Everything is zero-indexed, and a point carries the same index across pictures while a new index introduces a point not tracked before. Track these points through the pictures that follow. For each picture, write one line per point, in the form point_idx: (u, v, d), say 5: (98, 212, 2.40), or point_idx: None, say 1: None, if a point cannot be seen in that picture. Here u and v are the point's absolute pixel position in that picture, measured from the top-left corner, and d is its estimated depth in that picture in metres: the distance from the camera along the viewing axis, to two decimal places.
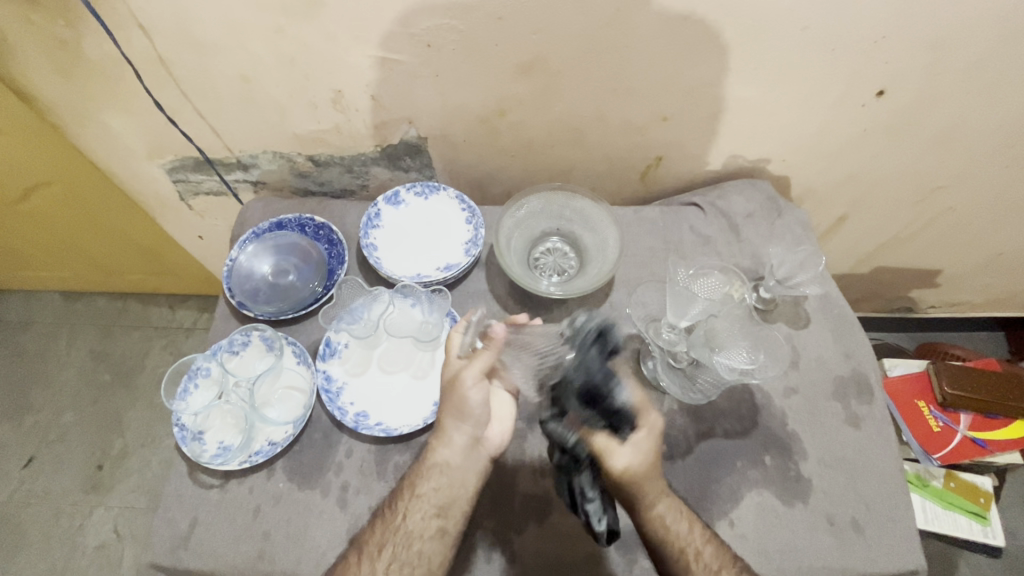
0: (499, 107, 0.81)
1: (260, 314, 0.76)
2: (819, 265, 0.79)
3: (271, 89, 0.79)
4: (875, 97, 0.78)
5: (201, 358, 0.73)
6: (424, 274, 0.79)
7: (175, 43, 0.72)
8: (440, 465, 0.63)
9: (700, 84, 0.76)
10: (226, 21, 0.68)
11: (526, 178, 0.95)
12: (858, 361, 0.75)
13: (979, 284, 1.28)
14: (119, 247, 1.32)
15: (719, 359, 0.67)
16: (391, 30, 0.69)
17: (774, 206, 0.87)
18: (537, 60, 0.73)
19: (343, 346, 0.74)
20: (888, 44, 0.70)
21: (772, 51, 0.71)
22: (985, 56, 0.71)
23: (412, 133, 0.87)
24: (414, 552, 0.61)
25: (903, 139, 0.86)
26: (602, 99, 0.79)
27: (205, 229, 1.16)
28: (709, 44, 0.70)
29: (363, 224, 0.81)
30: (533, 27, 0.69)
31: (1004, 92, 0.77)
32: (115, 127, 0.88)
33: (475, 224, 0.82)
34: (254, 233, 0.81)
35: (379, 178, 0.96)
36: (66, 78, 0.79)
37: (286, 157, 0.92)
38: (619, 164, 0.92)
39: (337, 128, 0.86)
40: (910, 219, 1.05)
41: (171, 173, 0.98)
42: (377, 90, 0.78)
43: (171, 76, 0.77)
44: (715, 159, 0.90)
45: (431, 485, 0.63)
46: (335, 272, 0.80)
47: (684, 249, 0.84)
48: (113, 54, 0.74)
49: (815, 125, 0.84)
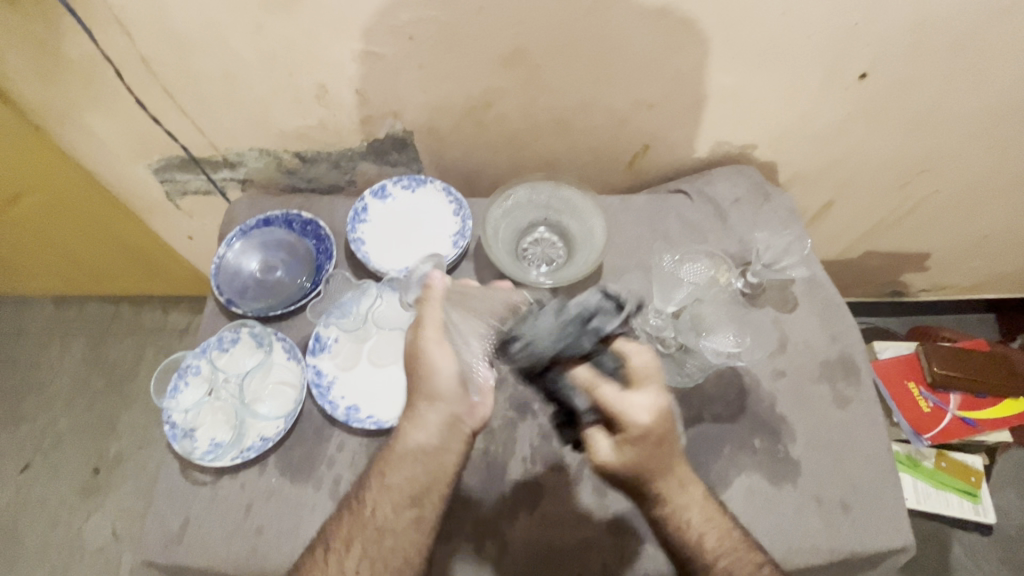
0: (483, 99, 0.81)
1: (249, 311, 0.75)
2: (804, 249, 0.79)
3: (253, 85, 0.78)
4: (858, 81, 0.78)
5: (191, 356, 0.72)
6: (412, 267, 0.79)
7: (154, 41, 0.71)
8: (418, 448, 0.61)
9: (683, 71, 0.76)
10: (205, 18, 0.68)
11: (513, 171, 0.95)
12: (845, 344, 0.75)
13: (967, 267, 1.29)
14: (108, 250, 1.31)
15: (705, 343, 0.69)
16: (371, 23, 0.69)
17: (760, 191, 0.87)
18: (520, 51, 0.73)
19: (333, 340, 0.74)
20: (868, 27, 0.70)
21: (753, 37, 0.71)
22: (965, 36, 0.72)
23: (398, 127, 0.86)
24: (387, 547, 0.60)
25: (886, 123, 0.87)
26: (585, 89, 0.79)
27: (194, 230, 1.15)
28: (690, 31, 0.70)
29: (350, 219, 0.81)
30: (514, 17, 0.68)
31: (985, 73, 0.77)
32: (97, 127, 0.87)
33: (463, 216, 0.82)
34: (241, 230, 0.81)
35: (366, 174, 0.96)
36: (46, 79, 0.78)
37: (272, 154, 0.92)
38: (606, 153, 0.92)
39: (322, 124, 0.85)
40: (898, 203, 1.06)
41: (157, 174, 0.98)
42: (360, 83, 0.78)
43: (152, 74, 0.77)
44: (700, 147, 0.90)
45: (418, 483, 0.61)
46: (323, 267, 0.79)
47: (671, 236, 0.84)
48: (93, 52, 0.73)
49: (800, 111, 0.84)
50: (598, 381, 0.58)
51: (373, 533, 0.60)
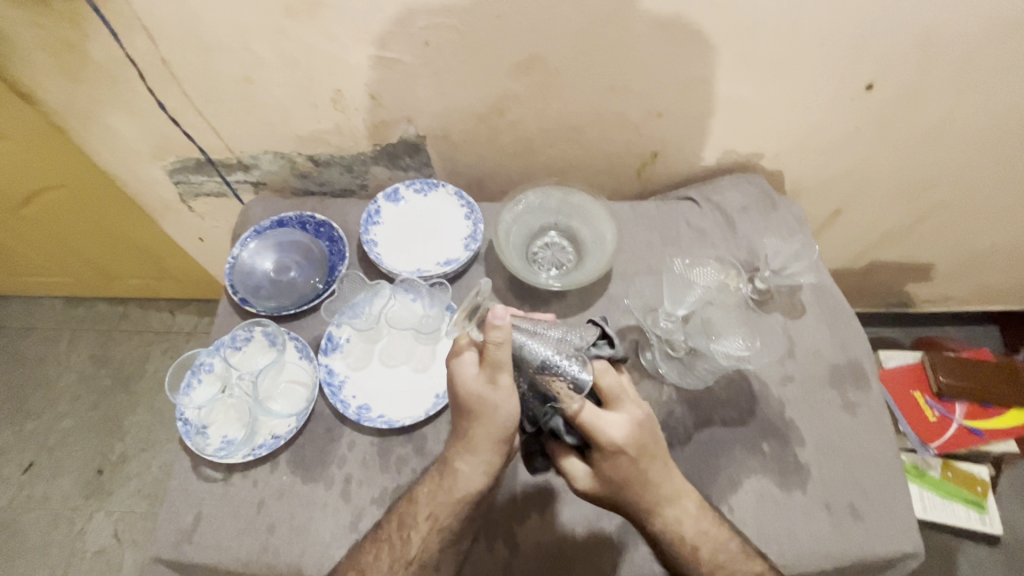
0: (497, 106, 0.83)
1: (262, 310, 0.76)
2: (813, 255, 0.80)
3: (272, 90, 0.80)
4: (865, 92, 0.80)
5: (204, 354, 0.73)
6: (425, 269, 0.80)
7: (178, 44, 0.73)
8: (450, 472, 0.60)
9: (693, 80, 0.78)
10: (229, 23, 0.70)
11: (524, 177, 0.97)
12: (853, 351, 0.76)
13: (972, 279, 1.30)
14: (119, 251, 1.32)
15: (715, 347, 0.69)
16: (389, 30, 0.71)
17: (768, 200, 0.88)
18: (534, 59, 0.75)
19: (345, 340, 0.75)
20: (876, 40, 0.72)
21: (763, 48, 0.73)
22: (970, 51, 0.73)
23: (412, 132, 0.88)
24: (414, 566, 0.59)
25: (892, 135, 0.88)
26: (597, 96, 0.81)
27: (206, 231, 1.17)
28: (701, 42, 0.72)
29: (363, 221, 0.82)
30: (530, 26, 0.70)
31: (990, 87, 0.79)
32: (116, 128, 0.89)
33: (474, 219, 0.83)
34: (256, 230, 0.82)
35: (379, 178, 0.98)
36: (69, 80, 0.80)
37: (286, 157, 0.93)
38: (616, 161, 0.93)
39: (337, 128, 0.87)
40: (903, 214, 1.07)
41: (172, 175, 0.99)
42: (377, 89, 0.80)
43: (174, 77, 0.78)
44: (709, 155, 0.92)
45: (441, 505, 0.60)
46: (336, 269, 0.80)
47: (680, 242, 0.85)
48: (117, 54, 0.75)
49: (808, 121, 0.85)
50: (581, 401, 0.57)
51: (395, 548, 0.60)
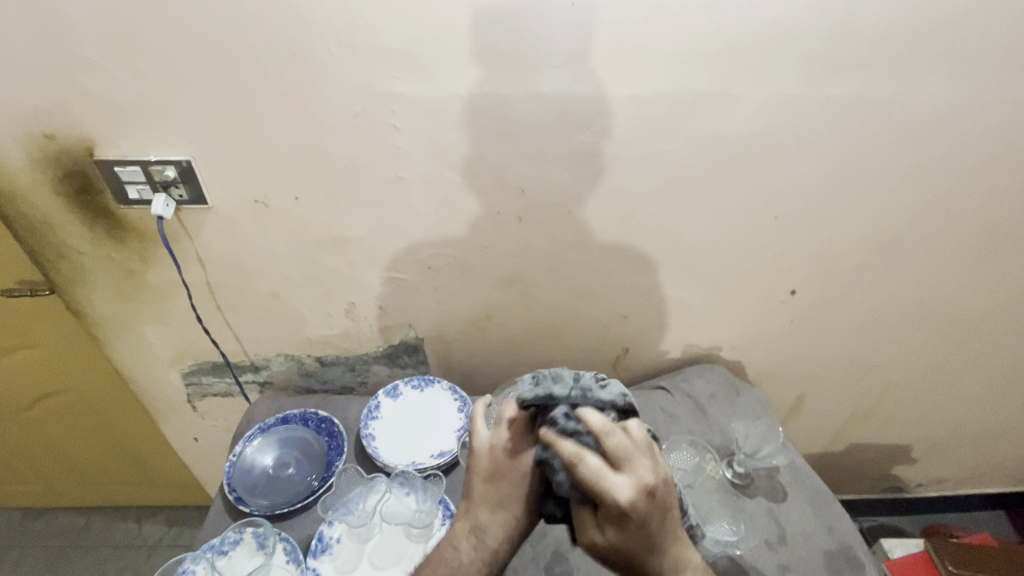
0: (486, 312, 0.97)
1: (256, 509, 0.77)
2: (779, 437, 0.86)
3: (296, 303, 0.94)
4: (791, 295, 0.97)
5: (188, 560, 0.71)
6: (419, 461, 0.84)
7: (224, 270, 0.89)
8: None
9: (648, 288, 0.95)
10: (271, 254, 0.87)
11: (511, 372, 1.07)
12: (842, 534, 0.77)
13: (952, 458, 1.33)
14: (105, 453, 1.31)
15: (706, 533, 0.73)
16: (399, 258, 0.89)
17: (731, 386, 0.98)
18: (516, 276, 0.92)
19: (336, 540, 0.74)
20: (786, 256, 0.92)
21: (698, 264, 0.92)
22: (861, 261, 0.93)
23: (411, 334, 1.00)
24: None
25: (825, 328, 1.03)
26: (571, 302, 0.96)
27: (202, 430, 1.20)
28: (648, 260, 0.91)
29: (364, 415, 0.88)
30: (511, 253, 0.89)
31: (888, 286, 0.97)
32: (147, 337, 1.00)
33: (467, 411, 0.90)
34: (261, 427, 0.87)
35: (378, 375, 1.06)
36: (120, 298, 0.93)
37: (296, 358, 1.03)
38: (593, 355, 1.05)
39: (346, 333, 0.99)
40: (861, 396, 1.16)
41: (186, 377, 1.07)
42: (384, 301, 0.95)
43: (212, 294, 0.93)
44: (674, 349, 1.04)
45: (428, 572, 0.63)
46: (333, 463, 0.84)
47: (659, 429, 0.90)
48: (170, 278, 0.90)
49: (750, 318, 1.01)
50: (582, 458, 0.55)
51: None
